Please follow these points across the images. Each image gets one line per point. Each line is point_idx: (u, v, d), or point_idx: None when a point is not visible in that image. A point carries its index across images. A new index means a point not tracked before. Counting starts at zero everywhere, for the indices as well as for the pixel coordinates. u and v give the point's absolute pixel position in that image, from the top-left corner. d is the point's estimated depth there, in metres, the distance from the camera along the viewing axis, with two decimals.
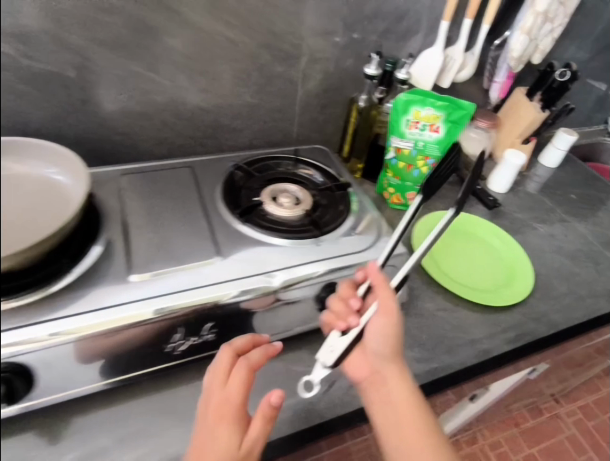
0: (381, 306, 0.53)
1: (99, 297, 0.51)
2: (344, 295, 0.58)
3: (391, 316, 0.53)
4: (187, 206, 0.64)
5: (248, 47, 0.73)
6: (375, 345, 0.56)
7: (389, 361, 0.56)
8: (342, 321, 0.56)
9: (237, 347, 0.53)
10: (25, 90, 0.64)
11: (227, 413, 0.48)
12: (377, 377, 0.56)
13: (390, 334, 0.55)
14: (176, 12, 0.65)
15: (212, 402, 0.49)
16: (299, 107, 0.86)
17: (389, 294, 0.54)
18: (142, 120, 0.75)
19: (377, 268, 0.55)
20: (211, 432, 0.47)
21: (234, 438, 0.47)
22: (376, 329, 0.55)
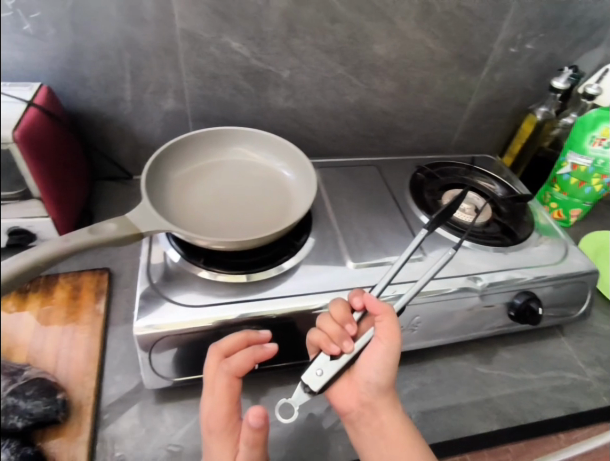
0: (382, 332, 0.50)
1: (333, 278, 0.57)
2: (339, 318, 0.51)
3: (394, 340, 0.50)
4: (383, 204, 0.70)
5: (442, 55, 0.76)
6: (370, 376, 0.51)
7: (383, 394, 0.52)
8: (334, 344, 0.50)
9: (224, 349, 0.49)
10: (244, 86, 0.72)
11: (216, 425, 0.47)
12: (367, 410, 0.51)
13: (390, 363, 0.50)
14: (390, 22, 0.69)
15: (345, 389, 0.52)
16: (467, 115, 0.87)
17: (388, 322, 0.50)
18: (329, 118, 0.80)
19: (376, 300, 0.51)
20: (208, 444, 0.47)
21: (225, 453, 0.46)
22: (375, 359, 0.50)
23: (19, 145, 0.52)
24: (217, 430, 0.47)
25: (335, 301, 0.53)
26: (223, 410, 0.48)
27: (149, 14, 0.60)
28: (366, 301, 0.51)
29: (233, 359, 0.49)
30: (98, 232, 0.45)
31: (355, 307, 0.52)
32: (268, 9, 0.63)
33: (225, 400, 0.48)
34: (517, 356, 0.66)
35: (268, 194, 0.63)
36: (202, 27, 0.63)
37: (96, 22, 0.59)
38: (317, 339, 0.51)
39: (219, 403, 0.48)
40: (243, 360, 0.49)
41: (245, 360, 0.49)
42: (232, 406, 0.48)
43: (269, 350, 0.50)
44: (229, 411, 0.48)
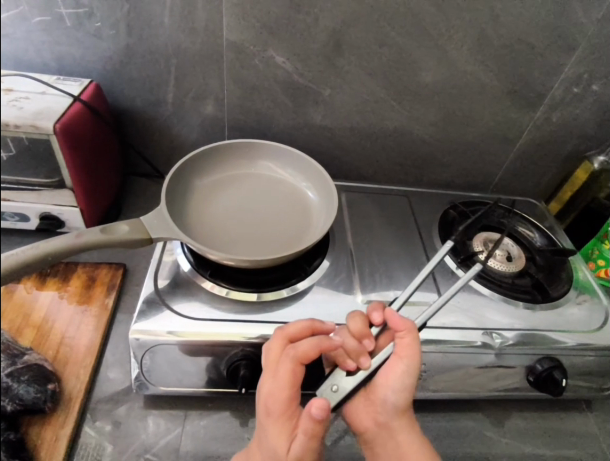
0: (401, 349, 0.46)
1: (337, 310, 0.55)
2: (358, 333, 0.49)
3: (412, 359, 0.46)
4: (406, 240, 0.67)
5: (494, 90, 0.71)
6: (387, 396, 0.47)
7: (400, 416, 0.48)
8: (350, 361, 0.48)
9: (289, 333, 0.48)
10: (283, 101, 0.71)
11: (273, 411, 0.44)
12: (384, 430, 0.48)
13: (409, 383, 0.46)
14: (442, 51, 0.66)
15: (366, 409, 0.49)
16: (514, 155, 0.81)
17: (407, 338, 0.46)
18: (365, 141, 0.77)
19: (399, 317, 0.47)
20: (264, 429, 0.45)
21: (281, 440, 0.43)
22: (395, 378, 0.46)
23: (57, 137, 0.56)
24: (275, 416, 0.44)
25: (353, 315, 0.51)
26: (285, 395, 0.44)
27: (199, 22, 0.61)
28: (386, 317, 0.48)
29: (299, 344, 0.47)
30: (112, 231, 0.47)
31: (374, 323, 0.50)
32: (316, 27, 0.62)
33: (289, 386, 0.45)
34: (531, 425, 0.61)
35: (288, 210, 0.62)
36: (249, 40, 0.63)
37: (149, 27, 0.61)
38: (333, 352, 0.49)
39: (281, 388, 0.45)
40: (310, 345, 0.46)
41: (314, 344, 0.47)
42: (295, 394, 0.45)
43: (336, 342, 0.48)
44: (291, 398, 0.45)
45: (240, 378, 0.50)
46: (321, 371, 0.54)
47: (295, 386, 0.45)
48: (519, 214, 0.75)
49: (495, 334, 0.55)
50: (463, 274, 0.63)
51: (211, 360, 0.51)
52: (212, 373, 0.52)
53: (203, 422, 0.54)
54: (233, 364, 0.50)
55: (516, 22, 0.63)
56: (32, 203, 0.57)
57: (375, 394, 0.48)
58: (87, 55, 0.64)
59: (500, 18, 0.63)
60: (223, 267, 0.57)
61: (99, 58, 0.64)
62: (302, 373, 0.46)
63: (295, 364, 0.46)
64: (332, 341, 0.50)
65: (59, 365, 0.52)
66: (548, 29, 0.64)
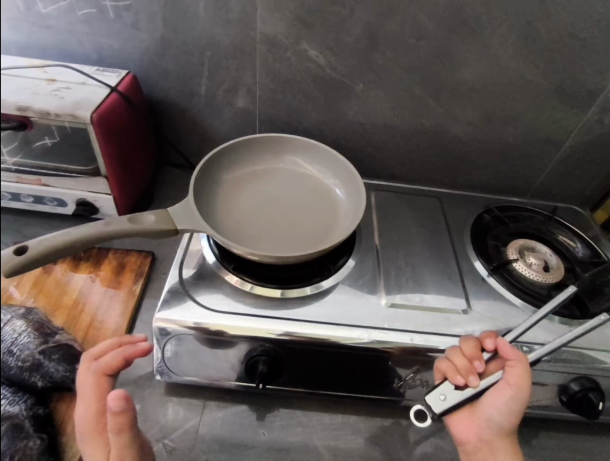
0: (511, 377, 0.48)
1: (359, 311, 0.53)
2: (469, 354, 0.49)
3: (523, 387, 0.48)
4: (436, 244, 0.65)
5: (540, 88, 0.67)
6: (493, 415, 0.49)
7: (504, 436, 0.49)
8: (460, 377, 0.48)
9: (93, 353, 0.49)
10: (316, 96, 0.70)
11: (87, 432, 0.46)
12: (485, 446, 0.49)
13: (513, 408, 0.48)
14: (485, 46, 0.63)
15: (466, 423, 0.50)
16: (559, 158, 0.76)
17: (520, 367, 0.48)
18: (399, 139, 0.75)
19: (512, 347, 0.49)
20: (81, 447, 0.46)
21: (101, 452, 0.46)
22: (500, 399, 0.48)
23: (93, 127, 0.58)
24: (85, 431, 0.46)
25: (464, 337, 0.51)
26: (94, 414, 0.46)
27: (234, 14, 0.61)
28: (500, 346, 0.49)
29: (104, 358, 0.49)
30: (139, 221, 0.49)
31: (485, 347, 0.50)
32: (352, 19, 0.61)
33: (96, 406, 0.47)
34: (560, 445, 0.57)
35: (316, 206, 0.61)
36: (283, 32, 0.63)
37: (184, 20, 0.62)
38: (444, 367, 0.49)
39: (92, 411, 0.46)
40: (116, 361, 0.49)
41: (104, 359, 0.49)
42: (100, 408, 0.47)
43: (142, 348, 0.51)
44: (99, 417, 0.47)
45: (258, 373, 0.49)
46: (339, 373, 0.53)
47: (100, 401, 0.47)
48: (562, 222, 0.70)
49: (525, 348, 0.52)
50: (495, 282, 0.60)
51: (231, 353, 0.51)
52: (231, 365, 0.52)
53: (220, 413, 0.55)
54: (252, 357, 0.50)
55: (569, 15, 0.59)
56: (71, 189, 0.59)
57: (477, 412, 0.49)
58: (125, 47, 0.65)
59: (551, 10, 0.59)
60: (246, 261, 0.57)
61: (137, 50, 0.66)
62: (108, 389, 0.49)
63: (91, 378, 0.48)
64: (439, 357, 0.51)
65: (88, 344, 0.52)
66: (604, 23, 0.59)
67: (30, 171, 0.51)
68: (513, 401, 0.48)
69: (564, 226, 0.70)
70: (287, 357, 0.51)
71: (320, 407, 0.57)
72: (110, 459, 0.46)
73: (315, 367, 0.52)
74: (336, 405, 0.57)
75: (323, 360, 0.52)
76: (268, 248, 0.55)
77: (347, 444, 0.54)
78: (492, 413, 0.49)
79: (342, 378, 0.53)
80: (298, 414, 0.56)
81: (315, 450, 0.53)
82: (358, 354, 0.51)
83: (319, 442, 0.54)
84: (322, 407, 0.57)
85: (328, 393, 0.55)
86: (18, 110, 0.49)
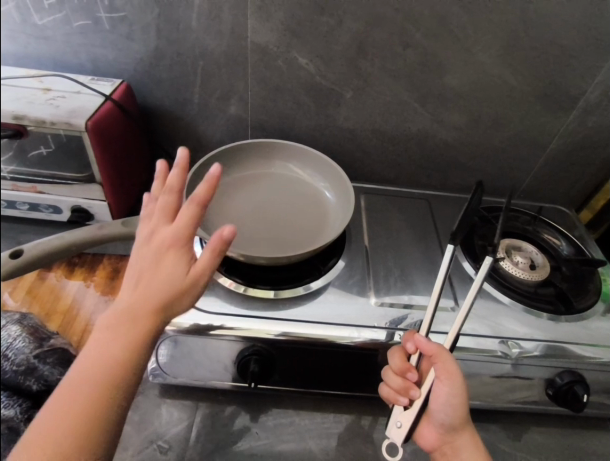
0: (440, 373, 0.47)
1: (349, 311, 0.54)
2: (398, 369, 0.49)
3: (455, 380, 0.47)
4: (424, 245, 0.66)
5: (523, 93, 0.69)
6: (443, 416, 0.49)
7: (461, 433, 0.49)
8: (402, 397, 0.49)
9: (180, 173, 0.40)
10: (306, 103, 0.71)
11: (134, 298, 0.36)
12: (450, 449, 0.49)
13: (457, 402, 0.48)
14: (468, 53, 0.65)
15: (429, 435, 0.51)
16: (544, 160, 0.78)
17: (442, 362, 0.47)
18: (387, 143, 0.77)
19: (425, 340, 0.47)
20: (155, 257, 0.37)
21: (182, 260, 0.37)
22: (444, 399, 0.48)
23: (89, 134, 0.59)
24: (138, 289, 0.36)
25: (390, 350, 0.51)
26: (154, 283, 0.36)
27: (224, 25, 0.63)
28: (418, 345, 0.48)
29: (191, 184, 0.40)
30: (131, 225, 0.49)
31: (409, 352, 0.49)
32: (339, 29, 0.63)
33: (164, 269, 0.36)
34: (549, 441, 0.58)
35: (306, 209, 0.62)
36: (273, 42, 0.65)
37: (177, 31, 0.64)
38: (385, 393, 0.50)
39: (161, 259, 0.37)
40: (207, 189, 0.38)
41: (194, 220, 0.38)
42: (141, 339, 0.35)
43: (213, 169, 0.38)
44: (164, 269, 0.36)
45: (250, 372, 0.50)
46: (330, 372, 0.54)
47: (175, 253, 0.37)
48: (547, 222, 0.72)
49: (512, 344, 0.53)
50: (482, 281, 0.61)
51: (223, 354, 0.52)
52: (224, 365, 0.53)
53: (214, 414, 0.55)
54: (243, 357, 0.51)
55: (548, 23, 0.61)
56: (66, 196, 0.65)
57: (434, 421, 0.50)
58: (119, 57, 0.67)
59: (531, 18, 0.61)
60: (238, 263, 0.58)
61: (131, 59, 0.67)
62: (187, 268, 0.37)
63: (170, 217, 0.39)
64: (381, 380, 0.52)
65: None
66: (582, 30, 0.62)
67: (25, 181, 0.62)
68: (454, 394, 0.48)
69: (550, 226, 0.71)
70: (279, 356, 0.52)
71: (313, 407, 0.57)
72: (197, 263, 0.37)
73: (307, 366, 0.53)
74: (328, 405, 0.58)
75: (314, 358, 0.53)
76: (261, 252, 0.56)
77: (339, 442, 0.55)
78: (446, 416, 0.49)
79: (333, 376, 0.55)
80: (291, 413, 0.57)
81: (308, 449, 0.54)
82: (348, 352, 0.52)
83: (312, 442, 0.54)
84: (315, 407, 0.58)
85: (320, 392, 0.56)
86: (13, 119, 0.56)
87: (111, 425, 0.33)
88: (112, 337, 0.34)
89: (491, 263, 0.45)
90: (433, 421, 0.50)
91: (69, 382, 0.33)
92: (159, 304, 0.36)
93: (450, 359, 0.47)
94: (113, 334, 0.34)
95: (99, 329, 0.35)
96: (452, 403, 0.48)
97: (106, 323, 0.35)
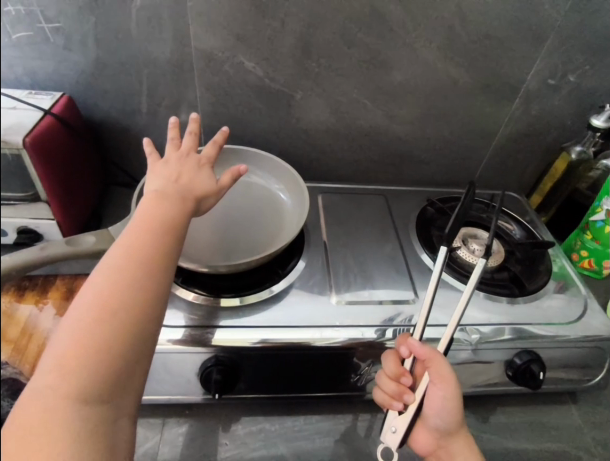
0: (435, 377, 0.48)
1: (311, 311, 0.54)
2: (393, 375, 0.50)
3: (449, 384, 0.48)
4: (384, 240, 0.67)
5: (467, 85, 0.71)
6: (437, 420, 0.50)
7: (456, 436, 0.51)
8: (397, 402, 0.49)
9: (194, 129, 0.52)
10: (257, 106, 0.71)
11: (154, 214, 0.41)
12: (445, 452, 0.51)
13: (451, 405, 0.49)
14: (411, 49, 0.66)
15: (425, 439, 0.52)
16: (493, 148, 0.81)
17: (438, 365, 0.48)
18: (342, 141, 0.77)
19: (420, 345, 0.48)
20: (173, 189, 0.44)
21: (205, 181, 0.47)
22: (438, 404, 0.49)
23: (28, 151, 0.56)
24: (158, 208, 0.42)
25: (386, 356, 0.52)
26: (174, 200, 0.43)
27: (166, 32, 0.62)
28: (412, 349, 0.48)
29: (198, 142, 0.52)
30: (76, 243, 0.51)
31: (403, 356, 0.50)
32: (283, 31, 0.63)
33: (184, 188, 0.45)
34: (514, 419, 0.60)
35: (263, 212, 0.62)
36: (217, 46, 0.64)
37: (117, 39, 0.62)
38: (380, 399, 0.50)
39: (183, 182, 0.46)
40: (222, 138, 0.53)
41: (208, 162, 0.50)
42: (170, 231, 0.41)
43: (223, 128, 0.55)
44: (183, 191, 0.45)
45: (214, 382, 0.49)
46: (296, 374, 0.54)
47: (195, 173, 0.47)
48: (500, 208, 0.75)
49: (471, 330, 0.55)
50: (440, 271, 0.63)
51: (186, 367, 0.51)
52: (188, 379, 0.52)
53: (182, 429, 0.54)
54: (206, 369, 0.50)
55: (483, 17, 0.63)
56: (10, 218, 0.54)
57: (429, 426, 0.51)
58: (58, 69, 0.64)
59: (467, 13, 0.63)
60: (196, 274, 0.57)
61: (71, 71, 0.65)
62: (209, 180, 0.48)
63: (189, 156, 0.49)
64: (376, 386, 0.52)
65: None
66: (516, 23, 0.64)
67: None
68: (449, 398, 0.49)
69: (502, 212, 0.74)
70: (244, 364, 0.52)
71: (283, 412, 0.57)
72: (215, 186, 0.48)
73: (274, 371, 0.53)
74: (299, 408, 0.58)
75: (280, 362, 0.52)
76: (218, 260, 0.55)
77: (311, 443, 0.55)
78: (440, 420, 0.50)
79: (302, 378, 0.54)
80: (262, 420, 0.56)
81: (280, 454, 0.53)
82: (312, 353, 0.52)
83: (284, 447, 0.54)
84: (285, 411, 0.57)
85: (289, 396, 0.56)
86: None
87: (157, 296, 0.38)
88: (136, 247, 0.38)
89: (484, 266, 0.42)
90: (428, 425, 0.51)
91: (97, 290, 0.36)
92: (172, 226, 0.41)
93: (446, 363, 0.48)
94: (137, 244, 0.38)
95: (123, 240, 0.39)
96: (447, 408, 0.49)
97: (130, 234, 0.39)
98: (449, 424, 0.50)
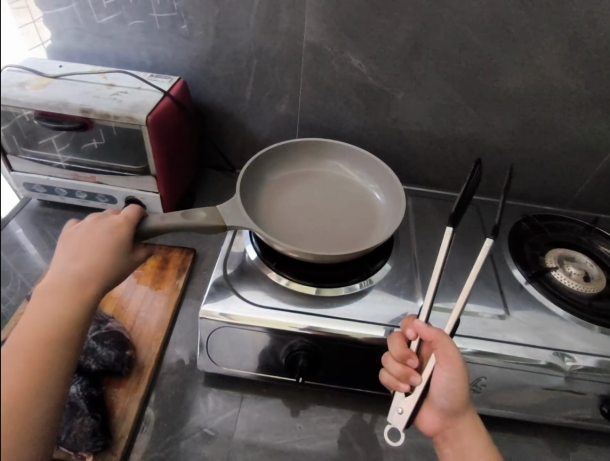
0: (441, 359, 0.46)
1: (398, 312, 0.54)
2: (399, 356, 0.48)
3: (455, 365, 0.46)
4: (472, 251, 0.66)
5: (583, 98, 0.67)
6: (442, 401, 0.48)
7: (463, 418, 0.49)
8: (403, 384, 0.47)
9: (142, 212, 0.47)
10: (356, 103, 0.72)
11: (83, 279, 0.39)
12: (450, 434, 0.49)
13: (457, 387, 0.47)
14: (527, 56, 0.63)
15: (432, 422, 0.50)
16: (601, 168, 0.75)
17: (442, 347, 0.46)
18: (436, 145, 0.76)
19: (425, 326, 0.46)
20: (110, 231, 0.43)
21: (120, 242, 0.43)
22: (443, 385, 0.47)
23: (148, 128, 0.62)
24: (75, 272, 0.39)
25: (392, 336, 0.50)
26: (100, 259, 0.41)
27: (281, 25, 0.64)
28: (417, 331, 0.47)
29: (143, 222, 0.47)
30: (192, 217, 0.50)
31: (409, 338, 0.48)
32: (395, 30, 0.63)
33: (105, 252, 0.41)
34: (599, 458, 0.56)
35: (356, 208, 0.63)
36: (327, 42, 0.65)
37: (235, 30, 0.65)
38: (385, 380, 0.49)
39: (95, 246, 0.41)
40: (136, 213, 0.46)
41: (125, 230, 0.44)
42: (85, 303, 0.38)
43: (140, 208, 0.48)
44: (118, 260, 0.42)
45: (299, 367, 0.51)
46: (375, 372, 0.54)
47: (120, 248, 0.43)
48: (602, 233, 0.70)
49: (567, 356, 0.52)
50: (533, 290, 0.60)
51: (271, 348, 0.53)
52: (271, 359, 0.54)
53: (258, 405, 0.57)
54: (292, 352, 0.52)
55: None
56: (122, 187, 0.68)
57: (436, 408, 0.49)
58: (177, 55, 0.69)
59: (598, 21, 0.59)
60: (286, 259, 0.59)
61: (188, 58, 0.69)
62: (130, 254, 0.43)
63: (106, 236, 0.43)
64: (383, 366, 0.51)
65: (134, 335, 0.59)
66: None
67: (86, 170, 0.64)
68: (454, 380, 0.46)
69: (606, 238, 0.69)
70: (327, 354, 0.53)
71: (355, 407, 0.58)
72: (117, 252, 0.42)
73: (353, 365, 0.54)
74: (371, 406, 0.58)
75: (363, 359, 0.53)
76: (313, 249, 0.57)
77: (380, 444, 0.55)
78: (444, 401, 0.48)
79: (380, 377, 0.55)
80: (334, 411, 0.57)
81: (350, 447, 0.54)
82: None
83: (355, 440, 0.55)
84: (356, 405, 0.58)
85: (363, 391, 0.56)
86: (81, 113, 0.57)
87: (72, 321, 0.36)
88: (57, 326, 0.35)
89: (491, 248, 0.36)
90: (435, 408, 0.49)
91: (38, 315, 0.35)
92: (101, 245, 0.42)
93: (449, 345, 0.46)
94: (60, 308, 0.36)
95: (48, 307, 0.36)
96: (455, 390, 0.47)
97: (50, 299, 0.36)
98: (454, 406, 0.48)
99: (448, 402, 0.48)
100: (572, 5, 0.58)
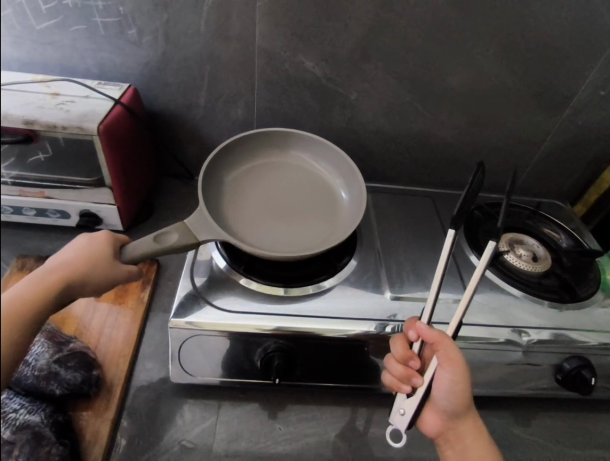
0: (444, 361, 0.48)
1: (368, 305, 0.56)
2: (401, 357, 0.50)
3: (456, 366, 0.48)
4: (431, 242, 0.70)
5: (519, 93, 0.72)
6: (445, 403, 0.50)
7: (464, 418, 0.51)
8: (405, 385, 0.50)
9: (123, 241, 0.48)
10: (311, 105, 0.73)
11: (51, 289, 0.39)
12: (452, 434, 0.51)
13: (459, 389, 0.49)
14: (468, 55, 0.67)
15: (436, 426, 0.52)
16: (539, 156, 0.81)
17: (446, 350, 0.47)
18: (390, 142, 0.79)
19: (427, 328, 0.48)
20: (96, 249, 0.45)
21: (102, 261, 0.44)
22: (446, 386, 0.49)
23: (100, 138, 0.59)
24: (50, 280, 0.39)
25: (393, 340, 0.52)
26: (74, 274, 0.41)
27: (232, 30, 0.64)
28: (420, 333, 0.48)
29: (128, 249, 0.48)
30: (162, 241, 0.49)
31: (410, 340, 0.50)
32: (344, 32, 0.64)
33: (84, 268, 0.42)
34: (557, 421, 0.62)
35: (315, 193, 0.66)
36: (280, 46, 0.66)
37: (185, 35, 0.64)
38: (388, 382, 0.51)
39: (78, 259, 0.43)
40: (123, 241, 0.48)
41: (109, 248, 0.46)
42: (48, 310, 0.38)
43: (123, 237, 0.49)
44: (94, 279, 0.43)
45: (274, 368, 0.51)
46: (353, 366, 0.56)
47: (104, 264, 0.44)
48: (546, 216, 0.76)
49: (522, 332, 0.56)
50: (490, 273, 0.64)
51: (245, 352, 0.53)
52: (246, 363, 0.54)
53: (236, 412, 0.56)
54: (267, 355, 0.52)
55: (543, 26, 0.64)
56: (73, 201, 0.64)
57: (440, 411, 0.51)
58: (126, 62, 0.67)
59: (526, 22, 0.64)
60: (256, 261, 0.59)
61: (137, 63, 0.67)
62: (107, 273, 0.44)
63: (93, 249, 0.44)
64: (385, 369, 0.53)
65: (100, 353, 0.57)
66: (574, 33, 0.65)
67: (32, 184, 0.59)
68: (457, 382, 0.49)
69: (549, 221, 0.75)
70: (301, 352, 0.53)
71: (334, 402, 0.59)
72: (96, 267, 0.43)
73: (329, 361, 0.55)
74: (348, 399, 0.60)
75: (339, 354, 0.54)
76: None
77: (360, 435, 0.57)
78: (448, 403, 0.50)
79: (355, 370, 0.56)
80: (313, 408, 0.58)
81: (332, 442, 0.55)
82: (364, 346, 0.54)
83: (335, 434, 0.56)
84: (334, 400, 0.59)
85: (340, 385, 0.58)
86: (25, 125, 0.54)
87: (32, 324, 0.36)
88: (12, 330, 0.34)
89: (494, 250, 0.40)
90: (439, 411, 0.51)
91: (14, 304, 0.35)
92: (93, 257, 0.44)
93: (453, 350, 0.47)
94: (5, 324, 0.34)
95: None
96: (457, 391, 0.49)
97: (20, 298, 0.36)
98: (457, 407, 0.50)
99: (452, 403, 0.50)
100: (504, 7, 0.62)
